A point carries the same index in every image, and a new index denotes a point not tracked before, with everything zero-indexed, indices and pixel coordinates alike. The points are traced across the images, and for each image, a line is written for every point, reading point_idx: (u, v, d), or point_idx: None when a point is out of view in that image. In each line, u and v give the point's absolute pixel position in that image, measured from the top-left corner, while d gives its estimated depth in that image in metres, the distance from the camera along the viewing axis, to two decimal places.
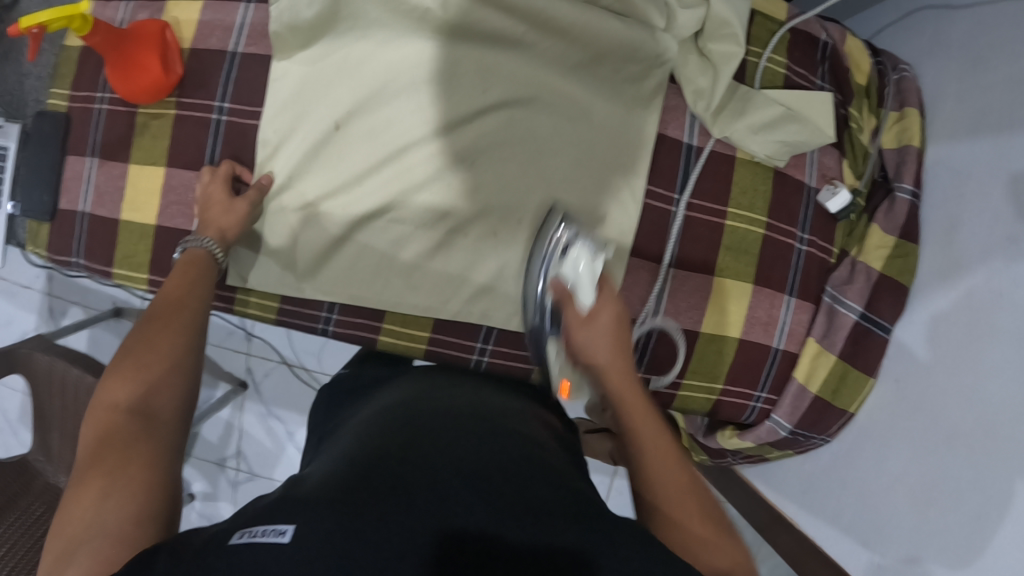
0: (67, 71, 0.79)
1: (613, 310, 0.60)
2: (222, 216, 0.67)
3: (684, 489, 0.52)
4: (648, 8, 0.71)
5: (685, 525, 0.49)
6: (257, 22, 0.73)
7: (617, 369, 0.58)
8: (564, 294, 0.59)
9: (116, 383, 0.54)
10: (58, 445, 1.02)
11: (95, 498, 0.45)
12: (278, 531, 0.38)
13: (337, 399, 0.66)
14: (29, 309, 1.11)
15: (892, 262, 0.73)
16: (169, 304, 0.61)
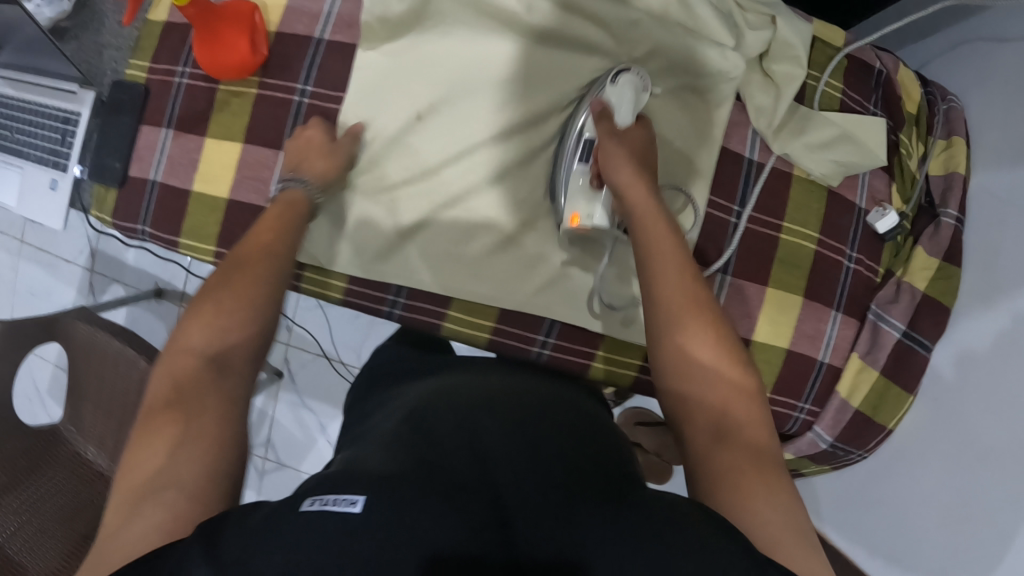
0: (147, 44, 0.80)
1: (642, 136, 0.65)
2: (321, 159, 0.69)
3: (701, 335, 0.53)
4: (716, 26, 0.71)
5: (702, 370, 0.52)
6: (344, 12, 0.76)
7: (640, 193, 0.61)
8: (605, 109, 0.65)
9: (194, 327, 0.55)
10: (90, 416, 1.02)
11: (164, 450, 0.46)
12: (346, 503, 0.38)
13: (381, 378, 0.67)
14: (71, 283, 1.17)
15: (935, 285, 0.75)
16: (253, 249, 0.61)
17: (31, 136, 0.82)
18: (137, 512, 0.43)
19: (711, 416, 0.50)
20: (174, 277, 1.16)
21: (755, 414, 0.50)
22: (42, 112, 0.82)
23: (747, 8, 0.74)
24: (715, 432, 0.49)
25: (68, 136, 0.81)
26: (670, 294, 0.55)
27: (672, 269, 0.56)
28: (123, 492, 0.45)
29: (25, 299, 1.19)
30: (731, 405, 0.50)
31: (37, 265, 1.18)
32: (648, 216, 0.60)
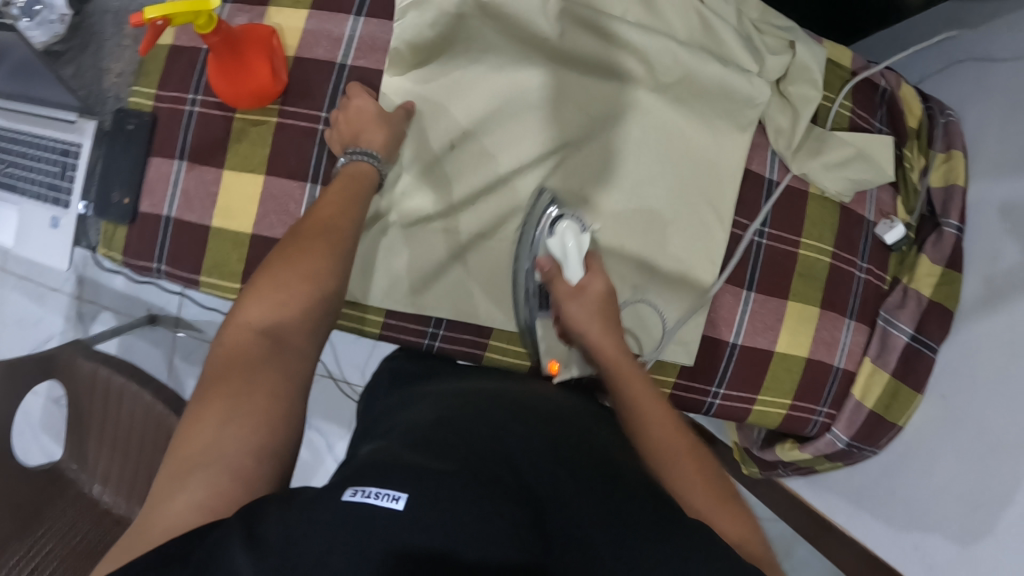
0: (153, 71, 0.77)
1: (601, 286, 0.68)
2: (377, 131, 0.68)
3: (689, 469, 0.54)
4: (741, 53, 0.75)
5: (695, 504, 0.52)
6: (366, 35, 0.75)
7: (604, 337, 0.65)
8: (553, 269, 0.69)
9: (257, 297, 0.56)
10: (95, 451, 0.99)
11: (222, 422, 0.47)
12: (390, 496, 0.39)
13: (396, 379, 0.68)
14: (58, 312, 1.13)
15: (939, 290, 0.80)
16: (315, 225, 0.61)
17: (30, 171, 0.79)
18: (183, 485, 0.44)
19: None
20: (167, 304, 1.12)
21: (749, 534, 0.52)
22: (41, 144, 0.78)
23: (765, 32, 0.78)
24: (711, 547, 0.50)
25: (68, 169, 0.77)
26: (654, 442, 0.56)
27: (643, 396, 0.59)
28: (176, 459, 0.46)
29: (8, 331, 1.12)
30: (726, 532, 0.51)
31: (20, 295, 1.13)
32: (619, 364, 0.63)
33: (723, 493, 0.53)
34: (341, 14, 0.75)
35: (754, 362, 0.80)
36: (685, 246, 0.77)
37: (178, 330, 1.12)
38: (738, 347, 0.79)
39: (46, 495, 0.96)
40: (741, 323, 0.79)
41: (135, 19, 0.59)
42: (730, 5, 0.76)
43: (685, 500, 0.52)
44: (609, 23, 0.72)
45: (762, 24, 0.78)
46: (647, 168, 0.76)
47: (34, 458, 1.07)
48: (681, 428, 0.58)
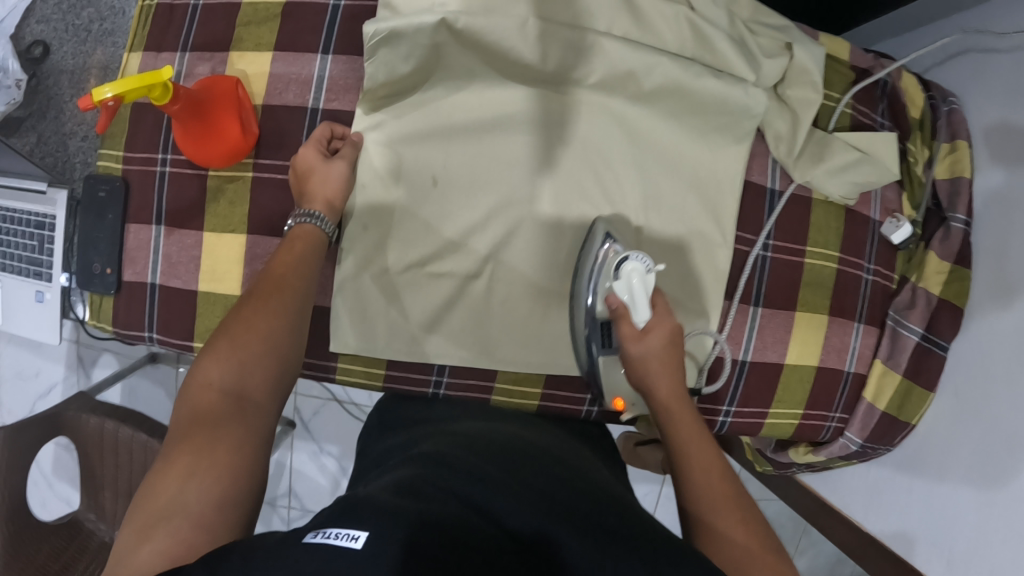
0: (118, 131, 0.73)
1: (668, 327, 0.64)
2: (321, 184, 0.66)
3: (735, 520, 0.52)
4: (737, 62, 0.71)
5: (739, 558, 0.49)
6: (337, 75, 0.71)
7: (667, 385, 0.62)
8: (621, 309, 0.65)
9: (217, 350, 0.56)
10: (111, 503, 0.98)
11: (183, 477, 0.48)
12: (351, 536, 0.39)
13: (388, 422, 0.70)
14: (59, 359, 1.12)
15: (948, 287, 0.77)
16: (273, 279, 0.61)
17: (9, 246, 0.77)
18: (149, 536, 0.45)
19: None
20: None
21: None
22: (14, 217, 0.76)
23: (759, 33, 0.74)
24: None
25: (46, 242, 0.75)
26: (702, 487, 0.54)
27: (707, 458, 0.56)
28: (142, 512, 0.47)
29: (10, 383, 1.13)
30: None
31: (18, 345, 1.12)
32: (671, 407, 0.61)
33: (769, 556, 0.50)
34: (307, 53, 0.71)
35: (765, 376, 0.79)
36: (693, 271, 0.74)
37: (179, 365, 1.09)
38: (748, 363, 0.78)
39: (66, 553, 0.94)
40: (750, 339, 0.78)
41: (84, 101, 0.54)
42: (719, 6, 0.73)
43: (722, 547, 0.50)
44: (596, 40, 0.69)
45: (755, 23, 0.75)
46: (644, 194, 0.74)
47: (54, 506, 1.08)
48: (728, 482, 0.54)
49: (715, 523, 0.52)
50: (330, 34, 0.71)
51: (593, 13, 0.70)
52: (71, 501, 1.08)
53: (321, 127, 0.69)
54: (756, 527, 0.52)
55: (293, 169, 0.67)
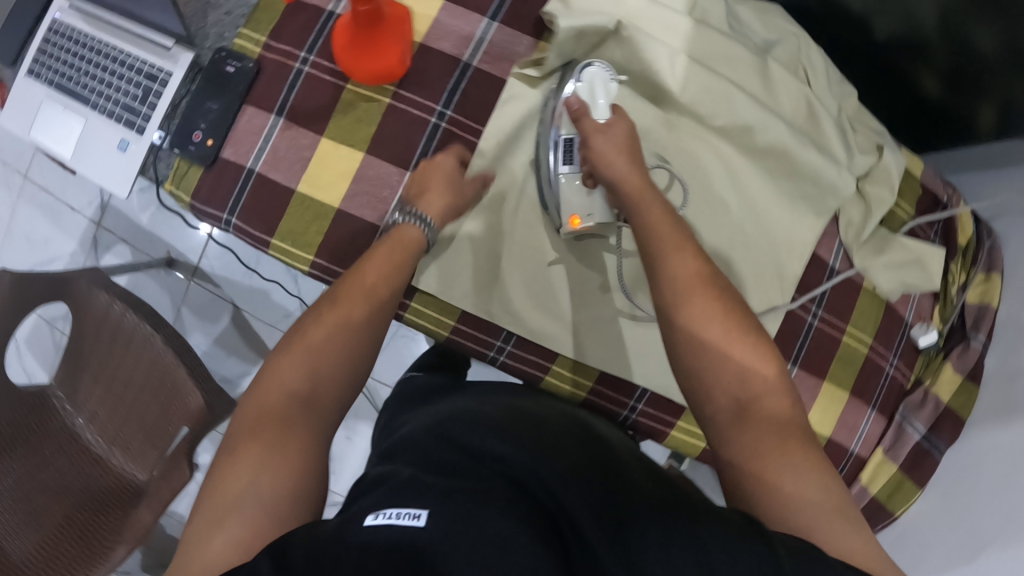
0: (266, 19, 0.75)
1: (628, 124, 0.63)
2: (439, 196, 0.66)
3: (714, 311, 0.52)
4: (837, 144, 0.79)
5: (721, 351, 0.51)
6: (496, 41, 0.76)
7: (634, 179, 0.59)
8: (582, 108, 0.64)
9: (291, 357, 0.54)
10: (87, 388, 0.96)
11: (254, 464, 0.46)
12: (412, 515, 0.40)
13: (427, 394, 0.71)
14: (73, 236, 1.17)
15: (956, 398, 0.86)
16: (357, 289, 0.58)
17: (107, 86, 0.75)
18: (222, 524, 0.43)
19: (731, 397, 0.50)
20: (190, 249, 1.14)
21: (776, 382, 0.51)
22: (126, 62, 0.75)
23: (858, 130, 0.84)
24: (736, 409, 0.50)
25: (151, 95, 0.74)
26: (678, 283, 0.54)
27: (678, 250, 0.55)
28: (211, 502, 0.45)
29: (15, 244, 1.19)
30: (750, 376, 0.50)
31: (39, 210, 1.18)
32: (643, 198, 0.58)
33: (754, 343, 0.52)
34: (474, 14, 0.76)
35: None
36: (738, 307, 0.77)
37: (193, 279, 1.15)
38: None
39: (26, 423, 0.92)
40: None
41: None
42: (831, 96, 0.81)
43: (700, 336, 0.52)
44: (728, 88, 0.75)
45: (856, 121, 0.84)
46: (707, 214, 0.77)
47: (15, 374, 1.14)
48: (702, 267, 0.55)
49: (690, 310, 0.52)
50: (500, 6, 0.77)
51: (734, 67, 0.77)
52: (33, 375, 1.14)
53: (442, 156, 0.69)
54: (737, 313, 0.53)
55: (421, 175, 0.67)
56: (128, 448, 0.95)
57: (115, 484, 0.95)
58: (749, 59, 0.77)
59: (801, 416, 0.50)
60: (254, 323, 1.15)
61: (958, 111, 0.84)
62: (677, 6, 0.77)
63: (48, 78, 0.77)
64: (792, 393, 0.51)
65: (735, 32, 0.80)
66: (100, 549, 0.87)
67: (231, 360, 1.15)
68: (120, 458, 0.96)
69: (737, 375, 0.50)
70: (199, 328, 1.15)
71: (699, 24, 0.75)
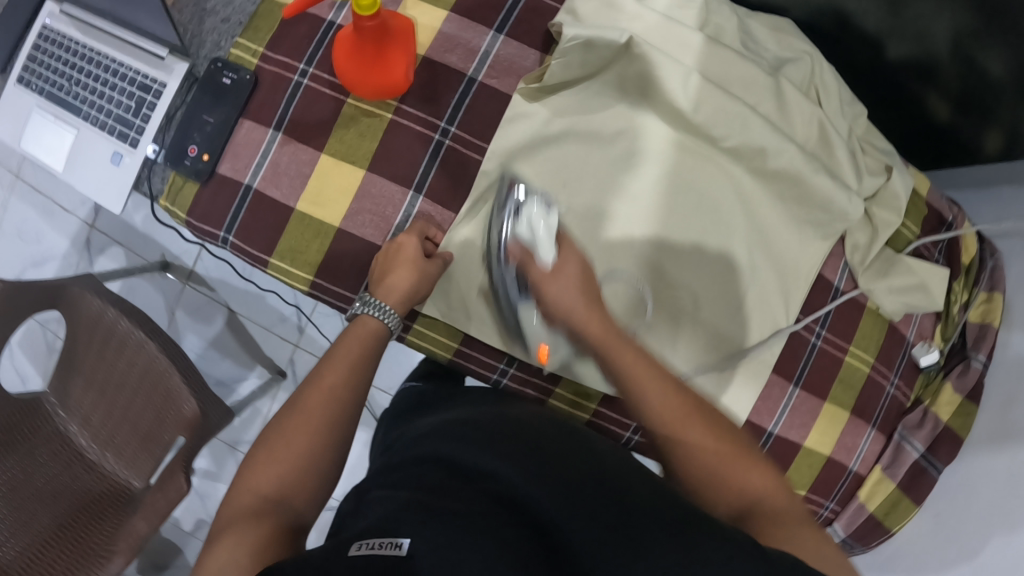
0: (265, 27, 0.73)
1: (577, 260, 0.62)
2: (401, 276, 0.65)
3: (699, 431, 0.52)
4: (847, 168, 0.78)
5: (717, 468, 0.50)
6: (503, 55, 0.75)
7: (593, 321, 0.58)
8: (526, 255, 0.63)
9: (261, 472, 0.52)
10: (79, 392, 0.95)
11: (231, 554, 0.45)
12: (394, 544, 0.40)
13: (420, 400, 0.70)
14: (66, 235, 1.15)
15: (955, 418, 0.86)
16: (318, 395, 0.56)
17: (99, 97, 0.73)
18: None
19: (733, 513, 0.49)
20: (185, 253, 1.13)
21: (775, 487, 0.50)
22: (117, 71, 0.72)
23: (866, 151, 0.83)
24: (737, 512, 0.49)
25: (144, 106, 0.71)
26: (659, 409, 0.53)
27: (655, 379, 0.54)
28: None
29: (5, 243, 1.16)
30: (746, 486, 0.50)
31: (29, 207, 1.15)
32: (608, 341, 0.57)
33: (744, 457, 0.51)
34: (481, 26, 0.75)
35: (784, 452, 0.83)
36: (736, 345, 0.77)
37: (189, 283, 1.13)
38: (775, 435, 0.82)
39: (18, 428, 0.91)
40: (782, 415, 0.82)
41: None
42: (843, 118, 0.80)
43: (694, 457, 0.51)
44: (744, 111, 0.72)
45: (865, 142, 0.83)
46: (713, 235, 0.76)
47: (8, 379, 1.12)
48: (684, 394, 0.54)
49: (674, 441, 0.52)
50: (507, 18, 0.76)
51: (746, 85, 0.76)
52: (27, 379, 1.13)
53: (406, 239, 0.67)
54: (720, 431, 0.52)
55: (386, 256, 0.67)
56: (123, 453, 0.94)
57: (110, 489, 0.94)
58: (763, 79, 0.76)
59: (803, 507, 0.50)
60: (249, 327, 1.13)
61: (964, 134, 0.84)
62: (689, 22, 0.76)
63: (37, 86, 0.75)
64: (789, 489, 0.51)
65: (749, 51, 0.78)
66: (96, 558, 0.84)
67: (224, 363, 1.14)
68: (114, 463, 0.95)
69: (735, 486, 0.50)
70: (193, 330, 1.14)
71: (711, 42, 0.74)
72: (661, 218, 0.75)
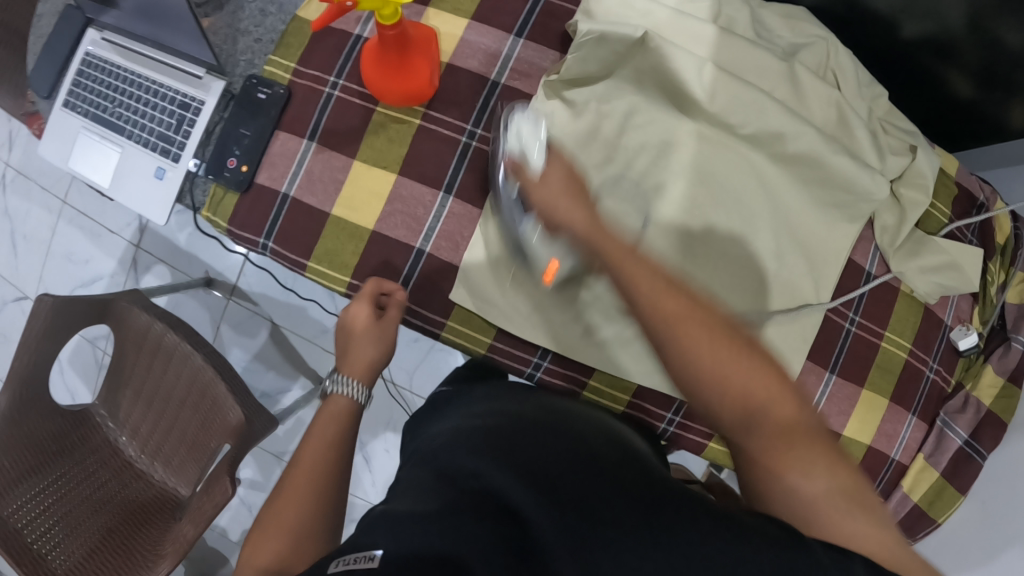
0: (295, 43, 0.76)
1: (563, 169, 0.58)
2: (359, 353, 0.65)
3: (696, 331, 0.46)
4: (870, 150, 0.78)
5: (715, 374, 0.45)
6: (523, 58, 0.77)
7: (581, 219, 0.54)
8: (517, 161, 0.60)
9: (261, 543, 0.51)
10: (129, 403, 1.00)
11: None
12: (367, 556, 0.40)
13: (434, 405, 0.70)
14: (112, 255, 1.20)
15: (998, 401, 0.85)
16: (303, 470, 0.56)
17: (141, 116, 0.77)
18: None
19: (739, 421, 0.45)
20: (227, 269, 1.17)
21: (786, 397, 0.45)
22: (158, 91, 0.76)
23: (889, 132, 0.83)
24: (744, 424, 0.45)
25: (185, 123, 0.75)
26: (660, 303, 0.47)
27: (648, 279, 0.48)
28: None
29: (55, 263, 1.22)
30: (751, 395, 0.45)
31: (78, 230, 1.21)
32: (595, 234, 0.53)
33: (742, 350, 0.46)
34: (501, 31, 0.78)
35: None
36: (770, 331, 0.76)
37: (232, 297, 1.17)
38: None
39: (70, 438, 0.94)
40: (819, 403, 0.81)
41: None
42: (862, 101, 0.80)
43: (692, 361, 0.46)
44: (759, 98, 0.74)
45: (887, 124, 0.83)
46: (742, 221, 0.76)
47: (59, 394, 1.17)
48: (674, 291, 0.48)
49: (675, 341, 0.46)
50: (527, 22, 0.78)
51: (763, 75, 0.77)
52: (76, 395, 1.17)
53: (358, 308, 0.67)
54: (719, 321, 0.47)
55: (343, 324, 0.67)
56: (170, 463, 0.98)
57: (158, 497, 0.98)
58: (779, 67, 0.77)
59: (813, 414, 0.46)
60: (292, 338, 1.16)
61: (989, 112, 0.83)
62: (704, 16, 0.78)
63: (82, 109, 0.80)
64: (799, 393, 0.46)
65: (763, 40, 0.80)
66: (141, 561, 0.85)
67: (269, 375, 1.16)
68: (162, 472, 1.00)
69: (744, 392, 0.45)
70: (237, 343, 1.17)
71: (725, 33, 0.76)
72: (690, 209, 0.76)
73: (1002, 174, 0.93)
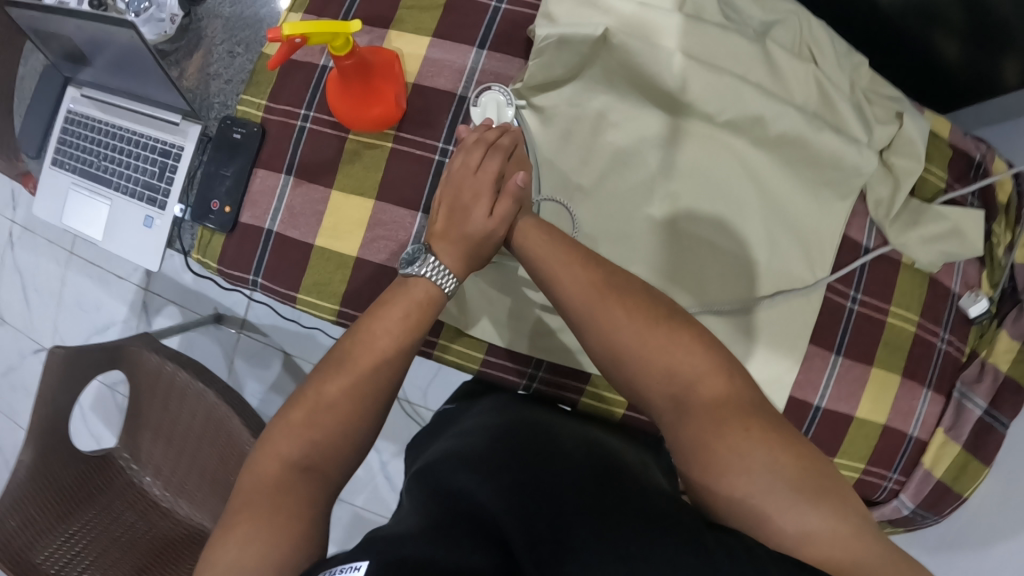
0: (264, 80, 0.77)
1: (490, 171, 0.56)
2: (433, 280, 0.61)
3: (622, 317, 0.51)
4: (855, 122, 0.76)
5: (640, 350, 0.50)
6: (488, 68, 0.77)
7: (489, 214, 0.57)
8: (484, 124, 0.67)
9: (301, 408, 0.52)
10: (149, 444, 1.02)
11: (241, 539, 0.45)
12: (354, 566, 0.38)
13: (432, 431, 0.70)
14: (123, 300, 1.23)
15: (1016, 367, 0.81)
16: (365, 346, 0.54)
17: (126, 167, 0.79)
18: None
19: (668, 397, 0.49)
20: (235, 305, 1.19)
21: (714, 371, 0.49)
22: (139, 142, 0.78)
23: (874, 101, 0.80)
24: (671, 399, 0.49)
25: (167, 170, 0.77)
26: (580, 293, 0.53)
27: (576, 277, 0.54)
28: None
29: (69, 312, 1.25)
30: (681, 370, 0.49)
31: (89, 278, 1.24)
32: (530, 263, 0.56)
33: (668, 328, 0.50)
34: (464, 45, 0.78)
35: (837, 425, 0.79)
36: (767, 319, 0.75)
37: (241, 330, 1.19)
38: (822, 409, 0.79)
39: (93, 483, 0.97)
40: (827, 387, 0.79)
41: (273, 33, 0.55)
42: (842, 72, 0.78)
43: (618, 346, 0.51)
44: (734, 82, 0.72)
45: (871, 93, 0.80)
46: (728, 209, 0.75)
47: (84, 439, 1.21)
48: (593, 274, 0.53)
49: (617, 350, 0.51)
50: (488, 32, 0.78)
51: (733, 58, 0.75)
52: (101, 439, 1.21)
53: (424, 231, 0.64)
54: (645, 307, 0.51)
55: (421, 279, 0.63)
56: (193, 498, 1.00)
57: (184, 533, 0.99)
58: (749, 48, 0.75)
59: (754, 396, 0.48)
60: (303, 364, 1.17)
61: (975, 69, 0.80)
62: (666, 5, 0.76)
63: (71, 165, 0.82)
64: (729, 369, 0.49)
65: (731, 22, 0.78)
66: None
67: None
68: (187, 507, 1.01)
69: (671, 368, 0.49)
70: (252, 375, 1.19)
71: (690, 19, 0.73)
72: (674, 202, 0.75)
73: (1000, 130, 0.90)
